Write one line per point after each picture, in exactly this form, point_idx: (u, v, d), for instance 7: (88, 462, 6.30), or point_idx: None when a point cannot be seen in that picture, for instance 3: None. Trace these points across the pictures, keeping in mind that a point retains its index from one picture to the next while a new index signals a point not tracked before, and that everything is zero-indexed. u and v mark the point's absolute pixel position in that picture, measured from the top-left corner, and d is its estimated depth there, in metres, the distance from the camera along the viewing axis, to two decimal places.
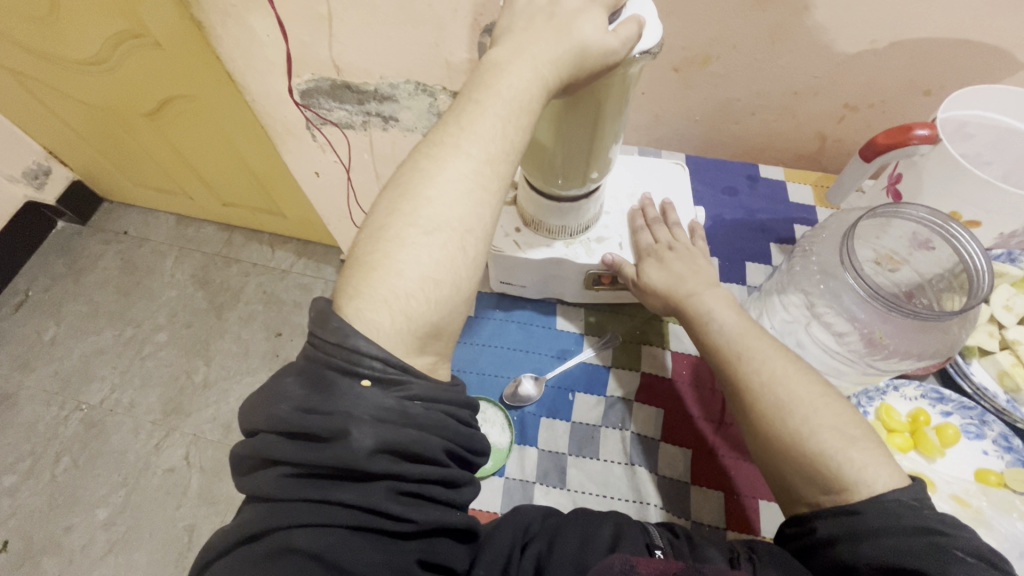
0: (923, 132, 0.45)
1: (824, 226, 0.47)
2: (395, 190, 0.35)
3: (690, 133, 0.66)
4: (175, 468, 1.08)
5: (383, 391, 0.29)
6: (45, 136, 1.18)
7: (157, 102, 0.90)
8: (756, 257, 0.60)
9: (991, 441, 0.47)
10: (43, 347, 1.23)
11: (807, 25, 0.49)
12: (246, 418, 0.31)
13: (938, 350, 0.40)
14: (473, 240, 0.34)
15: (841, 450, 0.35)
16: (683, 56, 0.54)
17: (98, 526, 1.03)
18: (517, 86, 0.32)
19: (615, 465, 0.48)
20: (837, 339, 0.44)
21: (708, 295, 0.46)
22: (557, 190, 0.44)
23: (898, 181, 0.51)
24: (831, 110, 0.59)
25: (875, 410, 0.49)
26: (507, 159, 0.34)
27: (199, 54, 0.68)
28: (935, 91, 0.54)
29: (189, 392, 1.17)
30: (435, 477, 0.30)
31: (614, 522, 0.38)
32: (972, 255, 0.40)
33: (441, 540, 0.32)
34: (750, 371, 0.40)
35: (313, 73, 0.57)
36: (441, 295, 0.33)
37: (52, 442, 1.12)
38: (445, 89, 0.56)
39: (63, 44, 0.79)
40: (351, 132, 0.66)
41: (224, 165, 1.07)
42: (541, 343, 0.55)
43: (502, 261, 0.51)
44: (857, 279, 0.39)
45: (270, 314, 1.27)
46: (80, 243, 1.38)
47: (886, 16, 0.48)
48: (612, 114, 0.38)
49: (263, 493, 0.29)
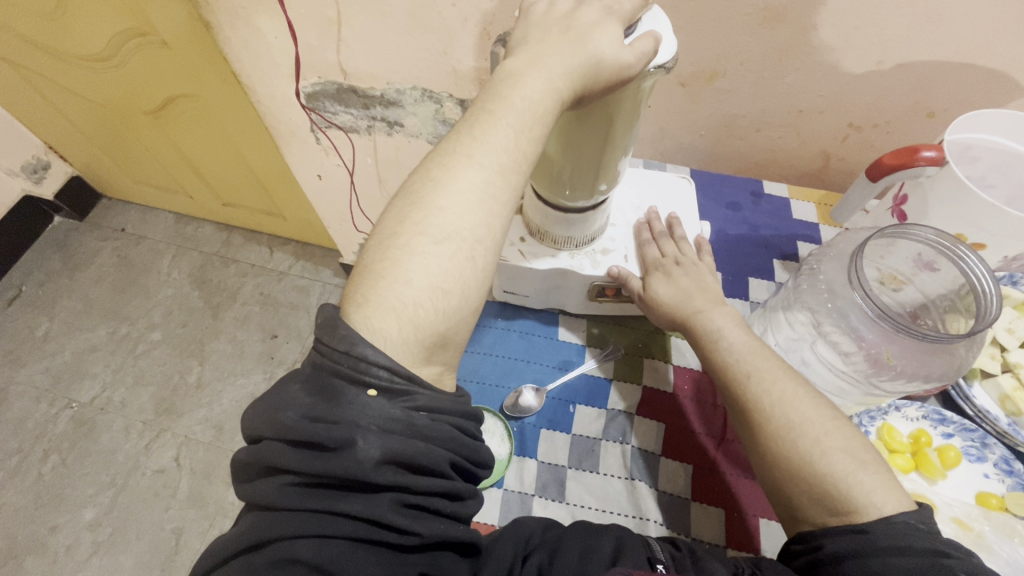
0: (930, 154, 0.45)
1: (831, 244, 0.47)
2: (405, 197, 0.34)
3: (695, 148, 0.66)
4: (165, 469, 1.07)
5: (389, 401, 0.29)
6: (45, 131, 1.17)
7: (162, 100, 0.89)
8: (759, 273, 0.60)
9: (992, 464, 0.46)
10: (34, 343, 1.22)
11: (814, 45, 0.50)
12: (249, 424, 0.30)
13: (945, 371, 0.40)
14: (482, 250, 0.33)
15: (852, 473, 0.35)
16: (690, 70, 0.54)
17: (85, 527, 1.01)
18: (532, 97, 0.32)
19: (616, 480, 0.47)
20: (842, 358, 0.44)
21: (715, 311, 0.46)
22: (565, 201, 0.44)
23: (903, 202, 0.51)
24: (836, 129, 0.59)
25: (876, 429, 0.49)
26: (519, 170, 0.34)
27: (205, 55, 0.68)
28: (938, 114, 0.55)
29: (182, 392, 1.15)
30: (439, 490, 0.30)
31: (616, 535, 0.37)
32: (978, 277, 0.40)
33: (444, 554, 0.31)
34: (758, 389, 0.40)
35: (320, 77, 0.57)
36: (449, 305, 0.33)
37: (41, 439, 1.10)
38: (452, 97, 0.56)
39: (69, 41, 0.79)
40: (355, 136, 0.66)
41: (225, 164, 1.07)
42: (542, 354, 0.55)
43: (506, 270, 0.51)
44: (865, 298, 0.39)
45: (267, 316, 1.26)
46: (76, 238, 1.37)
47: (892, 38, 0.48)
48: (623, 127, 0.38)
49: (264, 501, 0.28)
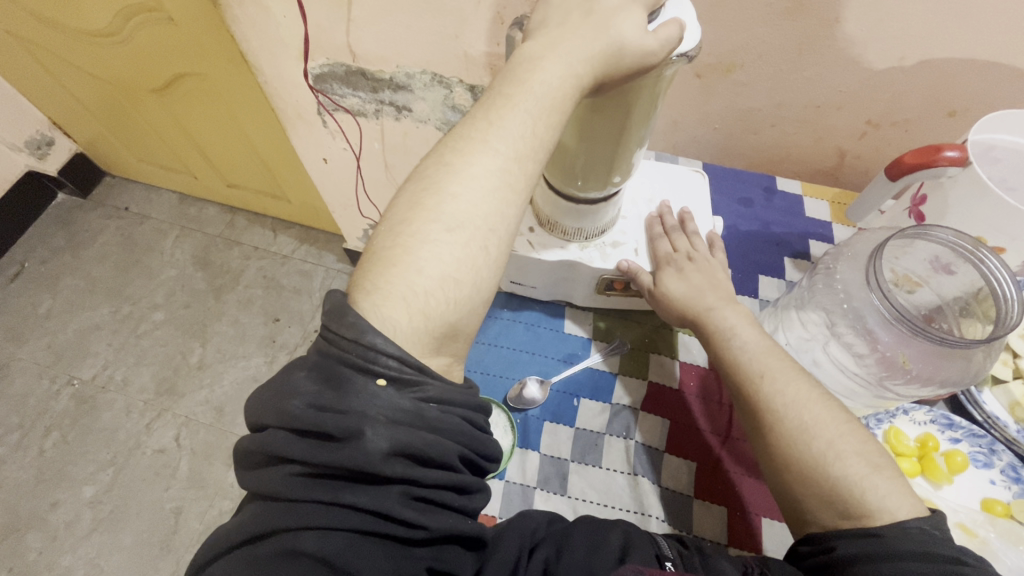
0: (952, 153, 0.44)
1: (847, 244, 0.47)
2: (417, 183, 0.34)
3: (708, 141, 0.65)
4: (166, 449, 1.07)
5: (398, 392, 0.28)
6: (50, 106, 1.16)
7: (167, 79, 0.88)
8: (770, 271, 0.59)
9: (998, 471, 0.46)
10: (37, 320, 1.22)
11: (837, 39, 0.48)
12: (253, 412, 0.30)
13: (962, 377, 0.39)
14: (496, 240, 0.33)
15: (865, 478, 0.35)
16: (707, 62, 0.53)
17: (85, 504, 1.01)
18: (551, 83, 0.31)
19: (619, 475, 0.47)
20: (856, 360, 0.44)
21: (728, 310, 0.45)
22: (578, 191, 0.44)
23: (922, 203, 0.50)
24: (853, 126, 0.58)
25: (883, 432, 0.48)
26: (535, 158, 0.33)
27: (211, 33, 0.67)
28: (959, 113, 0.54)
29: (183, 373, 1.15)
30: (448, 483, 0.29)
31: (622, 530, 0.37)
32: (1000, 282, 0.40)
33: (450, 548, 0.30)
34: (771, 389, 0.39)
35: (329, 58, 0.56)
36: (461, 295, 0.32)
37: (42, 416, 1.10)
38: (462, 82, 0.55)
39: (74, 15, 0.78)
40: (363, 119, 0.65)
41: (230, 145, 1.06)
42: (548, 346, 0.54)
43: (514, 260, 0.50)
44: (883, 300, 0.39)
45: (270, 299, 1.26)
46: (80, 216, 1.37)
47: (916, 33, 0.47)
48: (641, 118, 0.37)
49: (268, 491, 0.28)
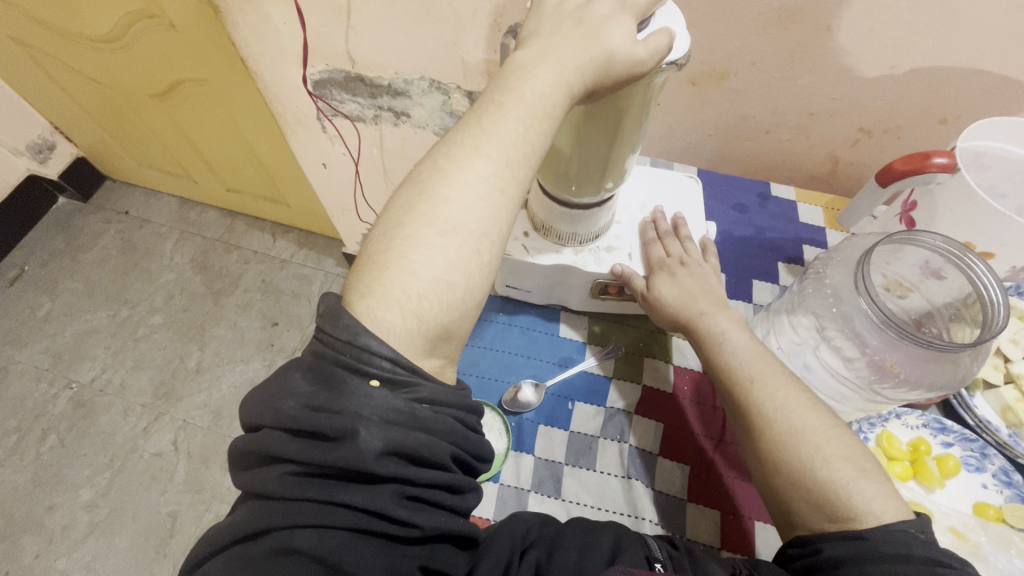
0: (941, 160, 0.45)
1: (837, 249, 0.47)
2: (412, 187, 0.34)
3: (703, 148, 0.66)
4: (163, 453, 1.07)
5: (392, 392, 0.29)
6: (52, 111, 1.18)
7: (167, 84, 0.89)
8: (764, 276, 0.60)
9: (990, 475, 0.46)
10: (36, 323, 1.22)
11: (829, 47, 0.49)
12: (249, 412, 0.30)
13: (949, 381, 0.40)
14: (488, 244, 0.33)
15: (852, 481, 0.35)
16: (701, 69, 0.54)
17: (81, 507, 1.01)
18: (543, 91, 0.32)
19: (613, 478, 0.47)
20: (846, 364, 0.44)
21: (720, 315, 0.46)
22: (571, 197, 0.44)
23: (912, 209, 0.50)
24: (846, 133, 0.59)
25: (875, 436, 0.48)
26: (527, 164, 0.33)
27: (212, 39, 0.68)
28: (950, 121, 0.54)
29: (181, 376, 1.16)
30: (441, 483, 0.30)
31: (614, 532, 0.37)
32: (986, 286, 0.40)
33: (443, 547, 0.31)
34: (761, 394, 0.40)
35: (327, 64, 0.57)
36: (453, 299, 0.32)
37: (40, 419, 1.10)
38: (460, 88, 0.56)
39: (76, 21, 0.79)
40: (361, 124, 0.65)
41: (229, 149, 1.06)
42: (543, 349, 0.54)
43: (510, 264, 0.51)
44: (870, 305, 0.39)
45: (268, 303, 1.26)
46: (80, 220, 1.37)
47: (907, 43, 0.47)
48: (633, 124, 0.38)
49: (263, 490, 0.28)
